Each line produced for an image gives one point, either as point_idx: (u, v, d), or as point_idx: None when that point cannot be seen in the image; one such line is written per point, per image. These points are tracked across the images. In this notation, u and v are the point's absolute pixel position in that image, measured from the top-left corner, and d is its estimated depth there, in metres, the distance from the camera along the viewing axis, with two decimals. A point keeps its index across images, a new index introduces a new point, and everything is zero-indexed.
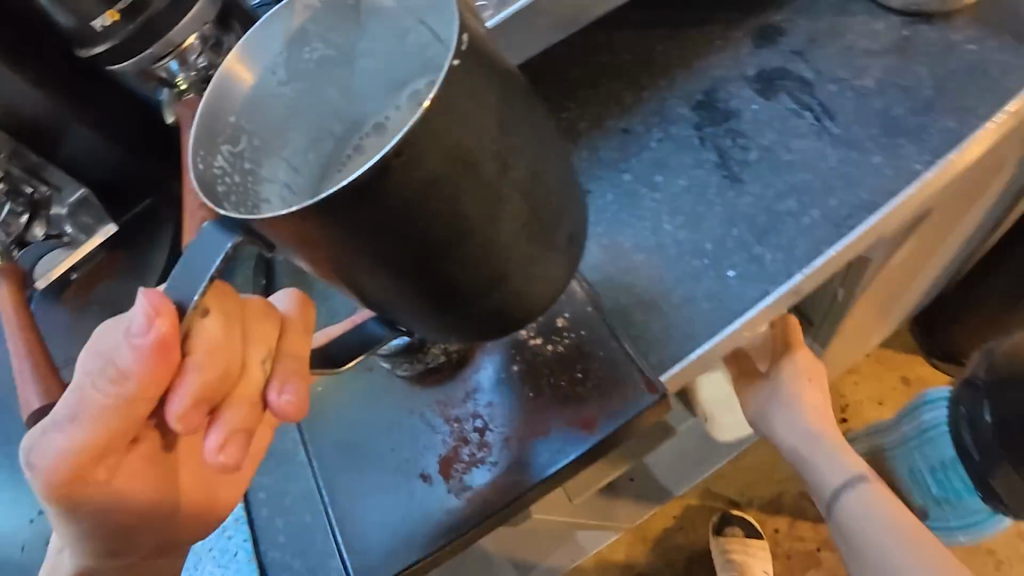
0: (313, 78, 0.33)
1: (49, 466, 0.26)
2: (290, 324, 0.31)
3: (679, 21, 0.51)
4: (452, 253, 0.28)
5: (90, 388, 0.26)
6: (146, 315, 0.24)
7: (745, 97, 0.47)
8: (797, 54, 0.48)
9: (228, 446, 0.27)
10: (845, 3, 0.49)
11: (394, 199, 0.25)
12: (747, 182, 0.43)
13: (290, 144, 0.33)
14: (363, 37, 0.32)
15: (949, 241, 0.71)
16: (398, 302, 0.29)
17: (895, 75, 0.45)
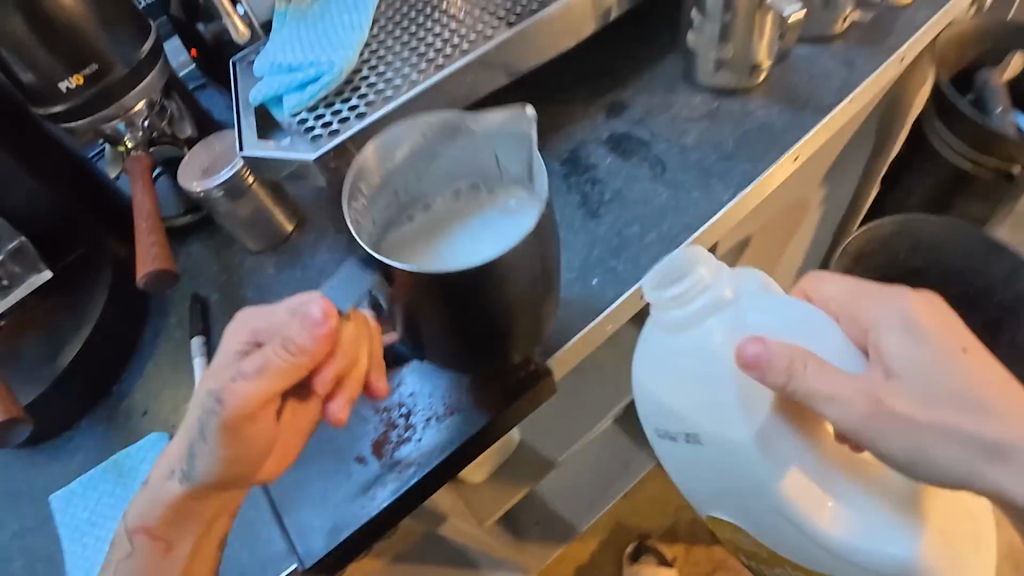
0: (413, 165, 0.45)
1: (235, 404, 0.37)
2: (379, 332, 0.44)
3: (549, 98, 0.65)
4: (488, 299, 0.40)
5: (272, 352, 0.36)
6: (323, 315, 0.35)
7: (601, 153, 0.60)
8: (638, 121, 0.62)
9: (343, 409, 0.41)
10: (673, 84, 0.64)
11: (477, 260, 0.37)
12: (603, 215, 0.56)
13: (379, 209, 0.44)
14: (450, 148, 0.45)
15: (779, 271, 0.87)
16: (431, 323, 0.41)
17: (708, 134, 0.60)
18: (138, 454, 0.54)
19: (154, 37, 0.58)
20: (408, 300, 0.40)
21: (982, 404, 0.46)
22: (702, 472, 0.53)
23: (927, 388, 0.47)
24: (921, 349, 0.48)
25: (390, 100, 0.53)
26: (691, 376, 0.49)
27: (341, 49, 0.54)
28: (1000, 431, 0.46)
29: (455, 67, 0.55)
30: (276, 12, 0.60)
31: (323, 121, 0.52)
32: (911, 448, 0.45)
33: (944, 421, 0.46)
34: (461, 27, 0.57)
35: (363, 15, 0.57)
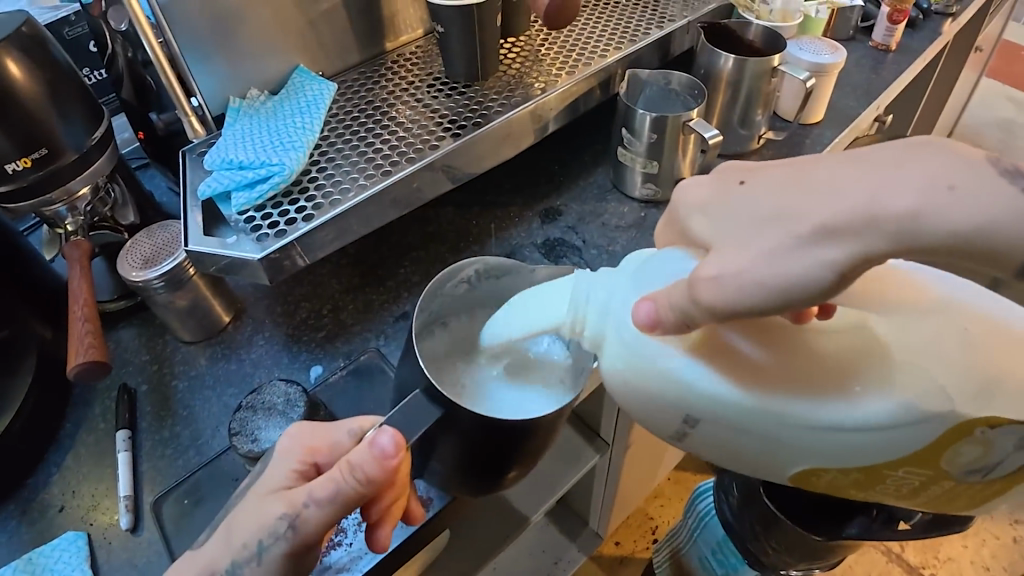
0: (454, 293, 0.51)
1: (305, 524, 0.40)
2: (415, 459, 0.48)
3: (489, 203, 0.70)
4: (512, 439, 0.43)
5: (341, 483, 0.40)
6: (394, 450, 0.38)
7: (535, 258, 0.64)
8: (571, 228, 0.67)
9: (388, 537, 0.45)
10: (603, 194, 0.70)
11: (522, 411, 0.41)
12: None
13: (427, 321, 0.48)
14: (488, 287, 0.52)
15: None
16: (445, 451, 0.44)
17: (635, 243, 0.65)
18: (52, 554, 0.51)
19: (107, 124, 0.59)
20: (434, 438, 0.42)
21: (821, 181, 0.34)
22: (749, 447, 0.42)
23: (734, 222, 0.36)
24: (724, 213, 0.37)
25: (337, 203, 0.55)
26: (653, 359, 0.41)
27: (292, 152, 0.57)
28: (823, 206, 0.32)
29: (401, 174, 0.58)
30: (228, 107, 0.61)
31: (270, 221, 0.54)
32: (756, 285, 0.33)
33: (766, 248, 0.33)
34: (407, 136, 0.62)
35: (315, 120, 0.60)
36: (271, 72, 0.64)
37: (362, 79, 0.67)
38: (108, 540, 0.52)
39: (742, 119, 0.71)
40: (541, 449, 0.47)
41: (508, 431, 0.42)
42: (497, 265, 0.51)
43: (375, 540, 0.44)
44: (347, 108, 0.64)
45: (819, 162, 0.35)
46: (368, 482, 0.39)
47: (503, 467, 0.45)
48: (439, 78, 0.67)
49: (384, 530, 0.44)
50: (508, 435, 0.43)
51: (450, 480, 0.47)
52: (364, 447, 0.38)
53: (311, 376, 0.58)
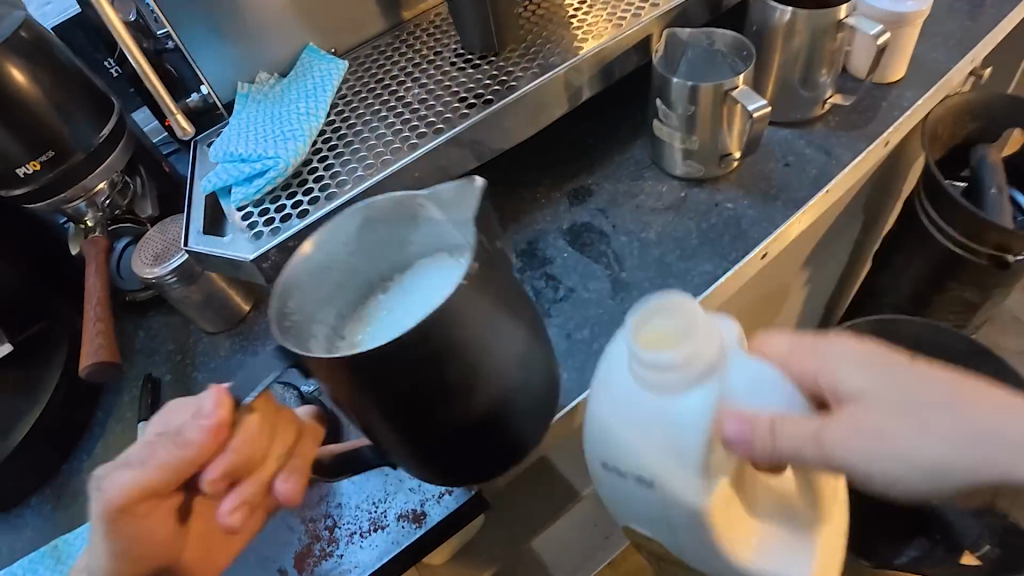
0: (371, 249, 0.44)
1: (113, 492, 0.37)
2: (307, 432, 0.40)
3: (513, 182, 0.64)
4: (438, 406, 0.36)
5: (160, 445, 0.37)
6: (211, 405, 0.36)
7: (559, 246, 0.59)
8: (601, 211, 0.61)
9: (235, 514, 0.37)
10: (640, 171, 0.63)
11: (421, 363, 0.34)
12: (553, 315, 0.55)
13: (336, 301, 0.44)
14: (411, 233, 0.44)
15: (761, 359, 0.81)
16: (384, 430, 0.38)
17: (670, 229, 0.59)
18: (78, 540, 0.53)
19: (117, 117, 0.58)
20: (362, 412, 0.37)
21: (1005, 405, 0.35)
22: (647, 516, 0.42)
23: (907, 390, 0.36)
24: (892, 374, 0.36)
25: (333, 196, 0.53)
26: (665, 438, 0.38)
27: (292, 142, 0.55)
28: (1000, 417, 0.34)
29: (402, 163, 0.55)
30: (237, 93, 0.60)
31: (264, 218, 0.53)
32: (891, 460, 0.34)
33: (921, 426, 0.35)
34: (414, 119, 0.58)
35: (319, 105, 0.58)
36: (280, 55, 0.62)
37: (375, 54, 0.64)
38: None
39: (804, 79, 0.62)
40: (494, 418, 0.39)
41: (407, 387, 0.35)
42: (387, 207, 0.42)
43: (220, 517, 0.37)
44: (357, 87, 0.61)
45: (977, 380, 0.37)
46: (184, 445, 0.36)
47: (455, 431, 0.38)
48: (456, 50, 0.63)
49: (228, 503, 0.37)
50: (420, 393, 0.35)
51: (419, 461, 0.40)
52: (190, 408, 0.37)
53: None
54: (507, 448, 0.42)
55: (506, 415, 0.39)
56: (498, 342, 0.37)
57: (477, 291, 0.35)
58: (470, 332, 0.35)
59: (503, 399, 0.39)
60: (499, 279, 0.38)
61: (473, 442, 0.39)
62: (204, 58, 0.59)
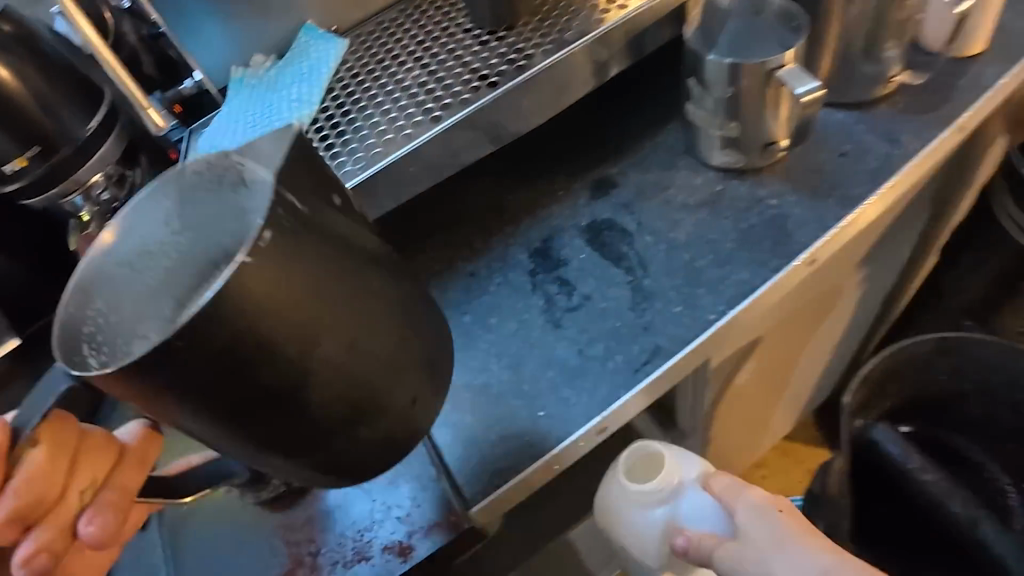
0: (195, 228, 0.32)
1: None
2: (129, 455, 0.34)
3: (529, 171, 0.59)
4: (277, 406, 0.28)
5: None
6: None
7: (576, 245, 0.53)
8: (625, 206, 0.55)
9: (32, 563, 0.30)
10: (672, 159, 0.57)
11: (227, 359, 0.26)
12: (565, 327, 0.50)
13: (159, 308, 0.32)
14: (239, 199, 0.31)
15: (808, 360, 0.74)
16: (234, 447, 0.30)
17: (703, 229, 0.52)
18: None
19: (109, 105, 0.55)
20: (190, 426, 0.29)
21: None
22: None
23: (762, 528, 0.42)
24: (768, 524, 0.43)
25: None
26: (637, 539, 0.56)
27: (278, 134, 0.51)
28: None
29: (395, 157, 0.50)
30: (232, 78, 0.58)
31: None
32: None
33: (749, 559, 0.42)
34: (413, 105, 0.53)
35: (312, 91, 0.54)
36: (277, 32, 0.59)
37: (378, 31, 0.59)
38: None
39: (866, 54, 0.54)
40: (362, 404, 0.31)
41: (226, 375, 0.26)
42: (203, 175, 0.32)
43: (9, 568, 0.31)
44: (356, 68, 0.57)
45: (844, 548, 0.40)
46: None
47: (311, 430, 0.30)
48: (465, 26, 0.57)
49: (20, 554, 0.31)
50: (239, 380, 0.27)
51: (288, 470, 0.32)
52: None
53: None
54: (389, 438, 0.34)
55: (377, 398, 0.31)
56: (344, 311, 0.29)
57: (304, 244, 0.27)
58: (286, 315, 0.27)
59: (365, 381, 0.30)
60: (327, 231, 0.29)
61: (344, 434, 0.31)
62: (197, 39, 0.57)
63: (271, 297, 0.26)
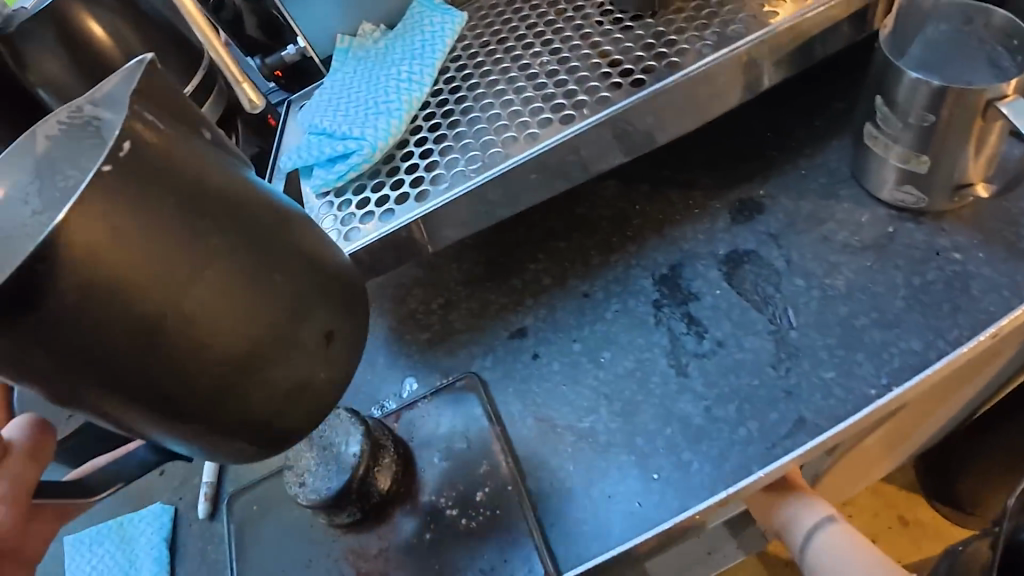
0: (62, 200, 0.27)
1: None
2: (14, 451, 0.33)
3: (659, 180, 0.51)
4: (153, 358, 0.24)
5: None
6: None
7: (710, 279, 0.46)
8: (772, 238, 0.47)
9: None
10: (833, 186, 0.48)
11: (72, 299, 0.22)
12: (692, 377, 0.44)
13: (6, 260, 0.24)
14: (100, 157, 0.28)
15: (939, 418, 0.65)
16: (122, 421, 0.25)
17: (866, 279, 0.44)
18: (139, 524, 0.52)
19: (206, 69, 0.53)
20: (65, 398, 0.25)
21: None
22: None
23: None
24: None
25: (424, 200, 0.44)
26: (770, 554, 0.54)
27: (384, 117, 0.46)
28: None
29: (516, 160, 0.43)
30: (337, 46, 0.52)
31: (349, 212, 0.44)
32: None
33: None
34: (538, 96, 0.46)
35: (422, 70, 0.48)
36: (393, 1, 0.53)
37: (502, 2, 0.52)
38: (191, 520, 0.52)
39: None
40: (263, 356, 0.26)
41: (84, 323, 0.22)
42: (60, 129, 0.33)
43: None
44: (472, 45, 0.50)
45: None
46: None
47: (209, 388, 0.26)
48: (602, 5, 0.49)
49: None
50: (93, 324, 0.22)
51: (198, 444, 0.27)
52: None
53: (403, 389, 0.49)
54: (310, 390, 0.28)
55: (285, 349, 0.27)
56: (214, 247, 0.25)
57: (161, 170, 0.23)
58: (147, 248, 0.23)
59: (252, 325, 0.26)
60: (188, 153, 0.25)
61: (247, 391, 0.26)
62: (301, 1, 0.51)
63: (122, 231, 0.22)
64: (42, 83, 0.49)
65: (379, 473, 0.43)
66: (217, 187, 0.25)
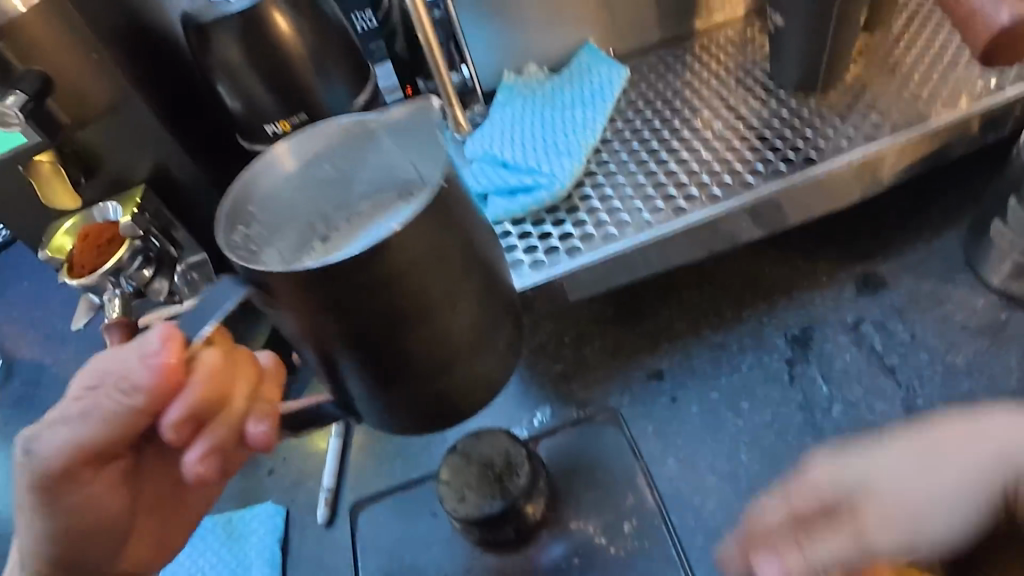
0: (324, 184, 0.36)
1: (49, 456, 0.33)
2: (267, 374, 0.33)
3: (788, 246, 0.55)
4: (405, 324, 0.33)
5: (97, 399, 0.32)
6: (160, 341, 0.29)
7: (840, 342, 0.50)
8: (897, 311, 0.51)
9: (206, 459, 0.30)
10: (950, 272, 0.53)
11: (380, 269, 0.31)
12: (827, 433, 0.47)
13: (288, 242, 0.35)
14: (365, 167, 0.36)
15: None
16: (356, 367, 0.35)
17: (985, 359, 0.49)
18: (251, 523, 0.51)
19: (373, 86, 0.55)
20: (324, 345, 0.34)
21: None
22: None
23: None
24: None
25: (609, 240, 0.46)
26: None
27: (566, 158, 0.49)
28: None
29: (700, 217, 0.46)
30: (501, 83, 0.55)
31: (534, 245, 0.46)
32: None
33: None
34: (714, 160, 0.49)
35: (595, 117, 0.51)
36: (557, 49, 0.57)
37: (660, 65, 0.57)
38: (305, 524, 0.52)
39: None
40: (464, 345, 0.36)
41: (381, 291, 0.32)
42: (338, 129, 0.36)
43: (187, 471, 0.30)
44: (637, 101, 0.54)
45: None
46: (133, 392, 0.30)
47: (423, 357, 0.35)
48: (757, 80, 0.54)
49: (191, 454, 0.30)
50: (384, 290, 0.32)
51: (386, 398, 0.36)
52: (133, 350, 0.30)
53: (537, 417, 0.51)
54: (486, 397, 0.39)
55: (475, 344, 0.37)
56: (467, 279, 0.35)
57: (452, 198, 0.33)
58: (435, 245, 0.33)
59: (470, 334, 0.36)
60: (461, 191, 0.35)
61: (454, 372, 0.36)
62: (478, 38, 0.55)
63: (423, 230, 0.32)
64: (223, 73, 0.50)
65: (536, 497, 0.45)
66: (473, 232, 0.35)
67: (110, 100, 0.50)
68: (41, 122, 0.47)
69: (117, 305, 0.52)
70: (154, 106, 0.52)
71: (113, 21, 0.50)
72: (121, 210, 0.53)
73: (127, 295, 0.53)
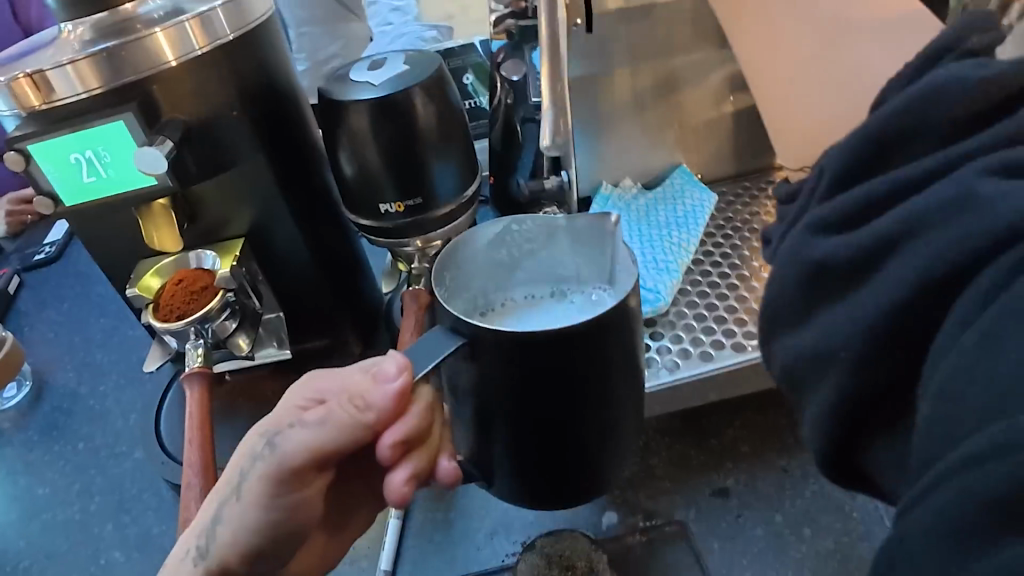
0: (501, 267, 0.46)
1: (290, 454, 0.40)
2: (444, 426, 0.45)
3: None
4: (569, 398, 0.39)
5: (333, 413, 0.40)
6: (398, 369, 0.38)
7: None
8: None
9: (409, 480, 0.41)
10: None
11: (573, 346, 0.38)
12: None
13: (465, 300, 0.44)
14: (534, 262, 0.47)
15: None
16: (511, 425, 0.40)
17: None
18: None
19: (479, 181, 0.58)
20: (491, 406, 0.39)
21: None
22: None
23: None
24: None
25: (710, 361, 0.48)
26: None
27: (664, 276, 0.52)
28: None
29: None
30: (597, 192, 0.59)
31: None
32: None
33: None
34: None
35: (692, 238, 0.54)
36: (649, 167, 0.61)
37: (744, 195, 0.61)
38: None
39: None
40: (597, 431, 0.42)
41: (562, 368, 0.38)
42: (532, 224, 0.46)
43: (391, 487, 0.41)
44: (724, 227, 0.58)
45: None
46: (365, 409, 0.39)
47: (566, 430, 0.40)
48: None
49: (400, 474, 0.41)
50: (562, 368, 0.38)
51: (520, 455, 0.41)
52: (371, 377, 0.39)
53: (603, 520, 0.51)
54: (602, 474, 0.44)
55: (603, 434, 0.42)
56: (619, 377, 0.41)
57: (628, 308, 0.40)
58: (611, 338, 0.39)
59: (614, 412, 0.42)
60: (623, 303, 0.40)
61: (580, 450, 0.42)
62: (582, 145, 0.59)
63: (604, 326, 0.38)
64: (349, 144, 0.52)
65: None
66: (635, 331, 0.41)
67: (235, 156, 0.51)
68: (173, 168, 0.48)
69: (199, 355, 0.53)
70: (273, 167, 0.54)
71: (254, 83, 0.52)
72: (218, 261, 0.54)
73: (208, 346, 0.53)
